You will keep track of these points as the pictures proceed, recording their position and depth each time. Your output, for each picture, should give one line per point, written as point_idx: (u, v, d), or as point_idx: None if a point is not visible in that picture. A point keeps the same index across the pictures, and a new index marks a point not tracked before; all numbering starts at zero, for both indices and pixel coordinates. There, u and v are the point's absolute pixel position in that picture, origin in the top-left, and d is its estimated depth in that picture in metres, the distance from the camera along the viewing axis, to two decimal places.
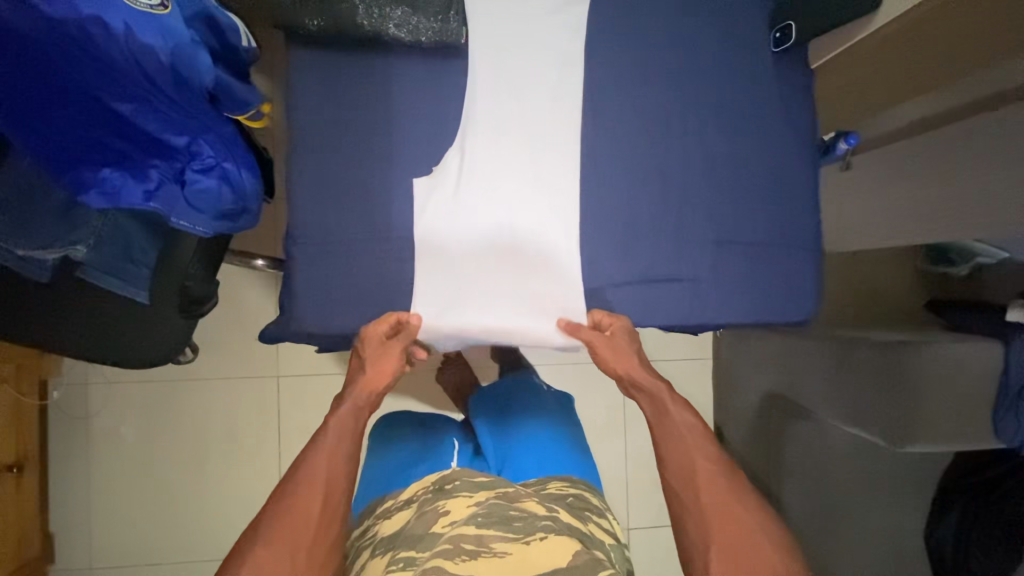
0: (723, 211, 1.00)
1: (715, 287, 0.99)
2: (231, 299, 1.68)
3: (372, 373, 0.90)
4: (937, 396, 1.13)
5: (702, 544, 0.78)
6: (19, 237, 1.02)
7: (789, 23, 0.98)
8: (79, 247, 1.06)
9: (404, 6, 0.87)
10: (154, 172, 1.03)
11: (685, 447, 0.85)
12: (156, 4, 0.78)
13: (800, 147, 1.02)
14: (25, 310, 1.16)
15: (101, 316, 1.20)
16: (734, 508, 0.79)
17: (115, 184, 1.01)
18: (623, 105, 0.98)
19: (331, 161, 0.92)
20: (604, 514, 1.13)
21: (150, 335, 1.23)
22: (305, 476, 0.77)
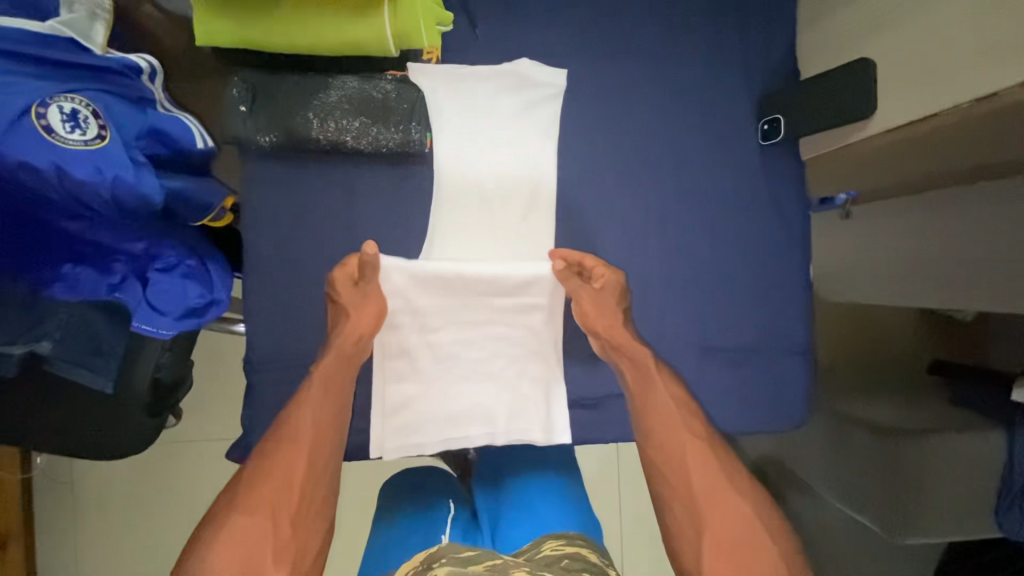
0: (708, 312, 0.95)
1: (701, 397, 0.93)
2: (215, 361, 1.66)
3: (350, 324, 0.82)
4: (934, 486, 1.09)
5: (688, 516, 0.71)
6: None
7: (777, 117, 0.92)
8: (44, 342, 1.03)
9: (363, 117, 0.83)
10: (118, 267, 1.01)
11: (671, 411, 0.80)
12: (92, 138, 0.72)
13: (791, 239, 0.96)
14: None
15: (69, 409, 1.16)
16: (720, 480, 0.73)
17: (78, 278, 1.00)
18: (600, 206, 0.93)
19: (290, 278, 0.86)
20: (608, 571, 0.96)
21: (119, 425, 1.18)
22: (287, 437, 0.73)
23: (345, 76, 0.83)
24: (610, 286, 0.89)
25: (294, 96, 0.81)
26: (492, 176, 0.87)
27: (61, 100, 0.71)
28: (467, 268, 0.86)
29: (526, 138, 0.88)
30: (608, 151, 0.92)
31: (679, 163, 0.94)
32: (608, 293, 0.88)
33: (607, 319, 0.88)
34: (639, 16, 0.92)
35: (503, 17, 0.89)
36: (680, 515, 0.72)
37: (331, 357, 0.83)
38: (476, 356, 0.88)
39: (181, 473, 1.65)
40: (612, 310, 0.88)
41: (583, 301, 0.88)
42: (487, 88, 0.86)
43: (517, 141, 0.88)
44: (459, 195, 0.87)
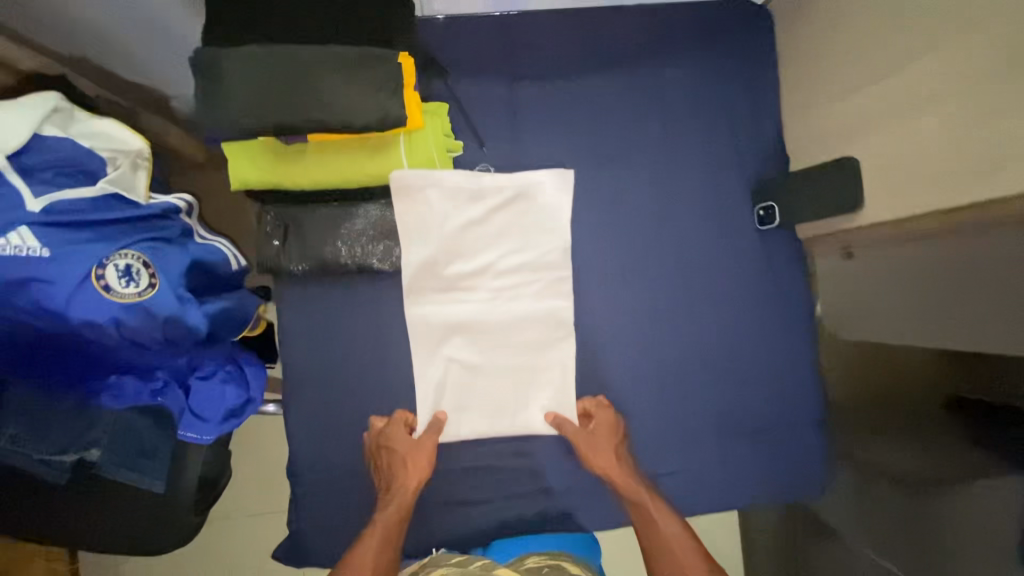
0: (720, 396, 0.97)
1: (708, 479, 0.97)
2: (247, 443, 1.70)
3: (399, 481, 0.88)
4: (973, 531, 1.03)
5: None
6: (38, 443, 1.08)
7: (772, 205, 0.96)
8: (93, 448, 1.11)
9: (386, 241, 0.89)
10: (160, 374, 1.03)
11: (682, 542, 0.81)
12: (145, 288, 0.79)
13: (798, 320, 1.00)
14: (49, 512, 1.20)
15: (118, 513, 1.22)
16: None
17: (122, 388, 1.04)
18: (633, 290, 0.97)
19: (327, 389, 0.93)
20: None
21: (163, 522, 1.24)
22: None
23: (367, 205, 0.89)
24: (608, 433, 0.93)
25: (321, 227, 0.89)
26: (498, 261, 0.91)
27: (115, 258, 0.77)
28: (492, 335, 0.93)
29: (548, 238, 0.91)
30: (615, 247, 0.97)
31: (682, 256, 0.98)
32: (605, 439, 0.92)
33: (594, 465, 0.91)
34: (631, 120, 0.98)
35: (508, 135, 0.96)
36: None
37: (385, 514, 0.85)
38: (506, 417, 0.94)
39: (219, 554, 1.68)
40: (601, 454, 0.91)
41: (604, 437, 0.92)
42: (480, 204, 0.89)
43: (540, 242, 0.91)
44: (471, 278, 0.91)
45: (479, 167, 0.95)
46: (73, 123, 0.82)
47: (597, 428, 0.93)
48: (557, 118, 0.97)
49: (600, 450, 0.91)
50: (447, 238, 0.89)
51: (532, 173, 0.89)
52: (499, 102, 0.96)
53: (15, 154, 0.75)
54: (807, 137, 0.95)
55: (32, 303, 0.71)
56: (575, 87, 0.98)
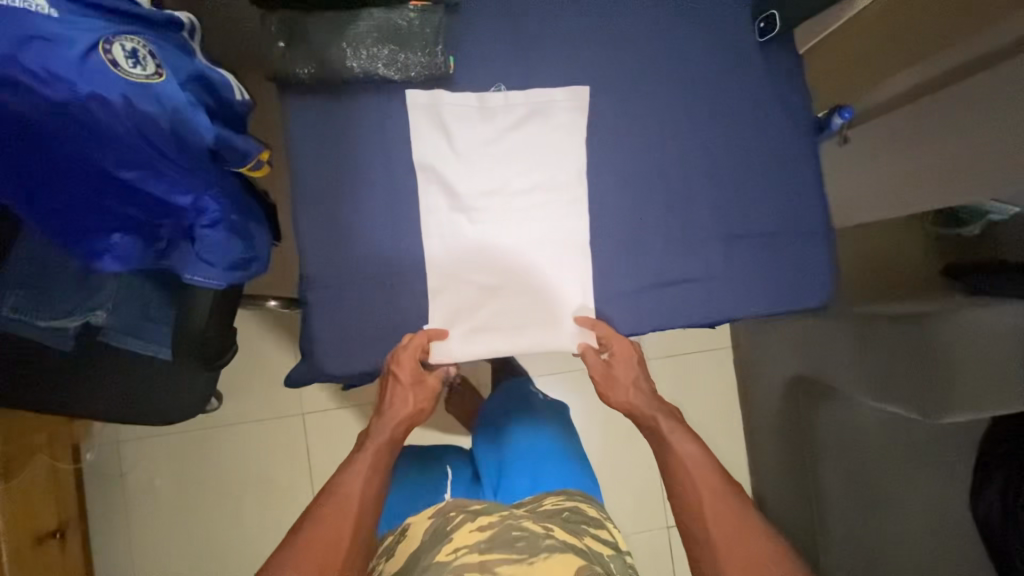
0: (726, 208, 0.98)
1: (718, 289, 0.98)
2: (250, 344, 1.69)
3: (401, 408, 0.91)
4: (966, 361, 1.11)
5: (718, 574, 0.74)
6: (40, 309, 1.07)
7: (772, 13, 0.96)
8: (98, 312, 1.12)
9: (391, 45, 0.89)
10: (165, 232, 1.03)
11: (699, 462, 0.83)
12: (152, 74, 0.79)
13: (798, 136, 1.00)
14: (51, 381, 1.18)
15: (125, 380, 1.23)
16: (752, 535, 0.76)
17: (125, 248, 1.00)
18: (637, 103, 0.98)
19: (335, 206, 0.93)
20: (604, 525, 1.06)
21: (170, 391, 1.26)
22: (336, 498, 0.79)
23: (370, 8, 0.88)
24: (628, 358, 0.95)
25: (325, 31, 0.88)
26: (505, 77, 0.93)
27: (122, 39, 0.77)
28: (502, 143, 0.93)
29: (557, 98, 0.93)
30: (618, 63, 0.97)
31: (684, 71, 0.98)
32: (623, 366, 0.94)
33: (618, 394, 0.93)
34: None
35: None
36: (706, 552, 0.77)
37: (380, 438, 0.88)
38: (522, 224, 0.94)
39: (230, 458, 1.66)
40: (622, 383, 0.93)
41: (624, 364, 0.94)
42: (500, 123, 0.93)
43: (556, 155, 0.94)
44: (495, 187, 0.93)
45: (491, 86, 0.95)
46: None
47: (617, 357, 0.94)
48: None
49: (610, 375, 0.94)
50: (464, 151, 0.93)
51: (548, 91, 0.93)
52: None
53: None
54: None
55: (41, 66, 0.70)
56: None
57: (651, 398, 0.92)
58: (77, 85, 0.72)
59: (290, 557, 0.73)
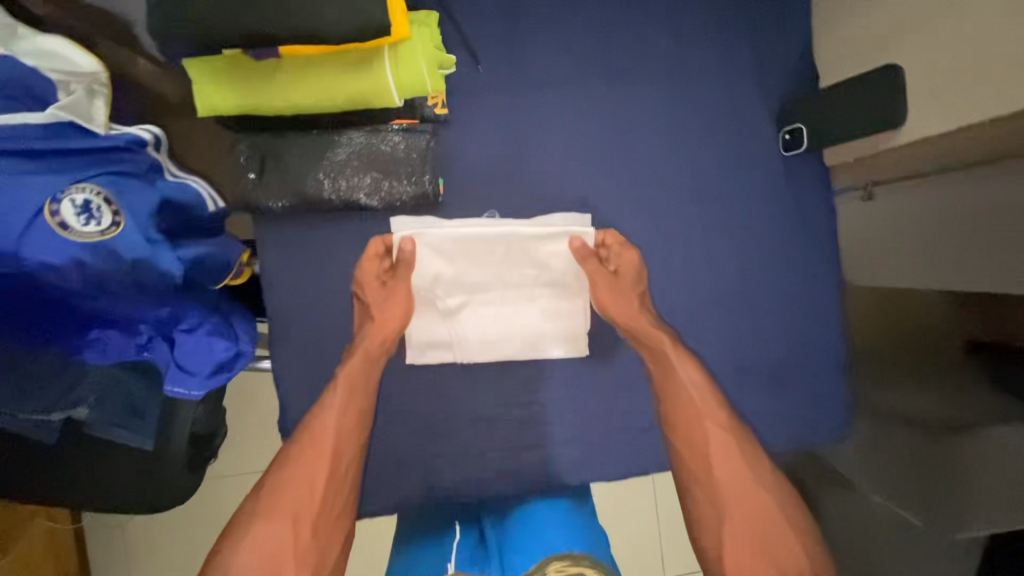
0: (738, 337, 0.91)
1: None
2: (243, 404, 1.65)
3: (377, 325, 0.81)
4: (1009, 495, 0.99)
5: (711, 505, 0.67)
6: (22, 403, 0.92)
7: (798, 127, 0.87)
8: (80, 407, 0.96)
9: (374, 173, 0.81)
10: (142, 327, 0.99)
11: (700, 402, 0.75)
12: (107, 227, 0.71)
13: (821, 256, 0.92)
14: (38, 472, 1.14)
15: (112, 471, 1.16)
16: (757, 489, 0.67)
17: (104, 343, 0.97)
18: (645, 223, 0.89)
19: (315, 342, 0.86)
20: None
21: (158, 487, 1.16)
22: (309, 441, 0.71)
23: (350, 131, 0.81)
24: (630, 273, 0.85)
25: (300, 159, 0.80)
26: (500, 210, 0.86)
27: (72, 193, 0.69)
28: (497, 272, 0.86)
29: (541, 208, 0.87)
30: (625, 179, 0.89)
31: (698, 186, 0.90)
32: (629, 280, 0.84)
33: (614, 312, 0.84)
34: (643, 33, 0.87)
35: (506, 51, 0.85)
36: (703, 497, 0.68)
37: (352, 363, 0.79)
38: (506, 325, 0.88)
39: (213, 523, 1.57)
40: (621, 301, 0.83)
41: (626, 282, 0.84)
42: (496, 249, 0.84)
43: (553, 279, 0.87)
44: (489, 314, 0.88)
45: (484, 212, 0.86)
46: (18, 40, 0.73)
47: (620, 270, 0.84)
48: (561, 31, 0.86)
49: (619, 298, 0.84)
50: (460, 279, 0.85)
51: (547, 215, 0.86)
52: (494, 14, 0.85)
53: None
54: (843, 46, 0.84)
55: None
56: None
57: (654, 326, 0.82)
58: (19, 258, 0.65)
59: (263, 500, 0.66)
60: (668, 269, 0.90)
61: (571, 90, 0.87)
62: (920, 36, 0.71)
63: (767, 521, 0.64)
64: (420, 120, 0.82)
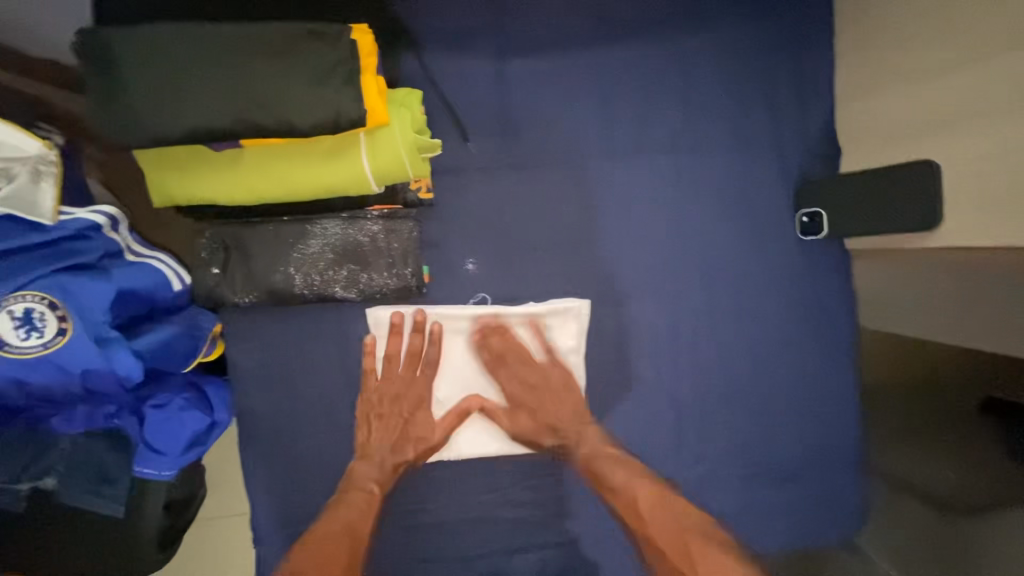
0: (746, 432, 0.84)
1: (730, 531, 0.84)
2: None
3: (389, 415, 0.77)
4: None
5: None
6: None
7: (817, 211, 0.79)
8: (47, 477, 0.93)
9: (350, 265, 0.73)
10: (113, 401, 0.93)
11: (617, 466, 0.75)
12: (52, 337, 0.65)
13: (839, 346, 0.85)
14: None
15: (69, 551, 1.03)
16: (661, 509, 0.70)
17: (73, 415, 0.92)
18: (648, 310, 0.82)
19: (288, 441, 0.79)
20: None
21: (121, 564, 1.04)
22: (319, 539, 0.68)
23: (325, 219, 0.73)
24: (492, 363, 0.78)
25: (269, 251, 0.72)
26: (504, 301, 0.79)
27: (13, 302, 0.63)
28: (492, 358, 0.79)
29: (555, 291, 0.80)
30: (627, 262, 0.81)
31: (705, 272, 0.82)
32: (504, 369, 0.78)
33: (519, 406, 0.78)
34: (648, 106, 0.80)
35: (498, 127, 0.78)
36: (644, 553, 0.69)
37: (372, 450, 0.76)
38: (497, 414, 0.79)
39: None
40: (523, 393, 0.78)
41: (514, 371, 0.78)
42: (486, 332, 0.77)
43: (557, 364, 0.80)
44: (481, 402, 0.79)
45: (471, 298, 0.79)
46: None
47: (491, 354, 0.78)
48: (560, 104, 0.78)
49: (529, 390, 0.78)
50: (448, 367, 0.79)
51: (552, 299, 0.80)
52: (486, 87, 0.77)
53: None
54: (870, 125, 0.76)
55: None
56: (582, 66, 0.78)
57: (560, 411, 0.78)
58: None
59: None
60: (671, 360, 0.83)
61: (570, 168, 0.79)
62: (958, 132, 0.63)
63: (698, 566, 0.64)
64: (403, 206, 0.75)
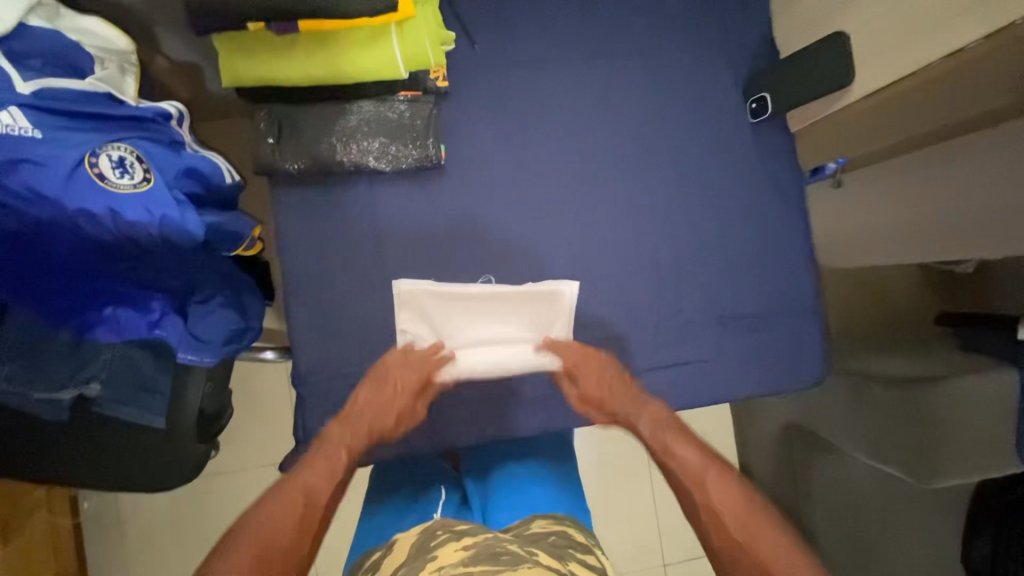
0: (719, 287, 0.99)
1: (711, 372, 0.97)
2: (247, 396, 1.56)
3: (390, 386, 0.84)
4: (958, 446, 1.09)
5: (719, 518, 0.66)
6: (32, 380, 0.99)
7: (763, 95, 0.97)
8: (92, 383, 1.03)
9: (382, 138, 0.89)
10: (156, 303, 1.01)
11: (679, 439, 0.76)
12: (140, 181, 0.78)
13: (792, 214, 1.01)
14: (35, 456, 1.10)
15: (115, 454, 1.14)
16: (719, 476, 0.70)
17: (119, 320, 1.00)
18: (631, 184, 0.98)
19: (326, 298, 0.91)
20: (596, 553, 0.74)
21: (162, 464, 1.15)
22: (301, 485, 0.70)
23: (361, 102, 0.89)
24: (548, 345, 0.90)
25: (314, 125, 0.88)
26: (506, 171, 0.95)
27: (108, 149, 0.76)
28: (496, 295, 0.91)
29: (545, 167, 0.96)
30: (610, 143, 0.97)
31: (676, 152, 0.98)
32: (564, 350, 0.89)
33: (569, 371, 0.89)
34: (621, 16, 0.98)
35: (499, 32, 0.95)
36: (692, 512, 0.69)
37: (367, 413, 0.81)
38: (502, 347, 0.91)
39: (208, 513, 1.54)
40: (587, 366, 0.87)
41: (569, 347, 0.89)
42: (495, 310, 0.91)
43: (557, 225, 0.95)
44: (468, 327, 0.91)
45: (482, 173, 0.94)
46: (58, 18, 0.80)
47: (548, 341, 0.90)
48: (549, 13, 0.96)
49: (578, 368, 0.88)
50: (457, 331, 0.91)
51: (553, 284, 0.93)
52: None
53: (3, 39, 0.73)
54: (798, 22, 0.95)
55: (25, 187, 0.69)
56: None
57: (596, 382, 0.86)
58: (61, 205, 0.72)
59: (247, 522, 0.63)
60: (652, 224, 0.98)
61: (561, 64, 0.96)
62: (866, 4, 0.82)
63: (741, 527, 0.64)
64: (424, 92, 0.90)
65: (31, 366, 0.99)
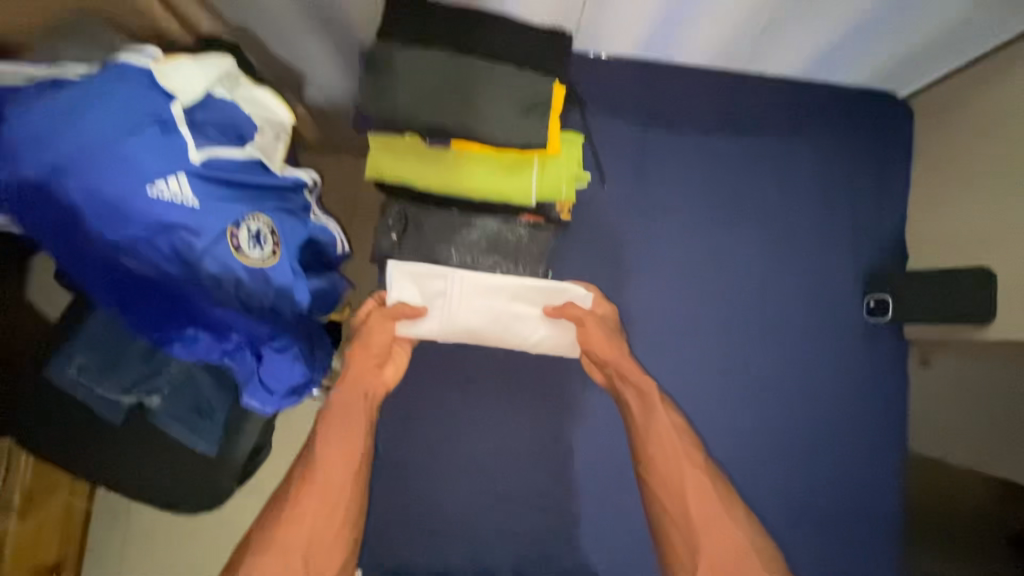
0: (793, 477, 0.94)
1: None
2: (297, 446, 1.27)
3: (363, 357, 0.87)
4: None
5: (678, 517, 0.76)
6: (102, 376, 0.92)
7: (884, 298, 0.94)
8: (154, 395, 0.95)
9: (496, 257, 0.91)
10: (235, 335, 0.85)
11: (671, 436, 0.82)
12: (268, 254, 0.82)
13: (888, 421, 0.97)
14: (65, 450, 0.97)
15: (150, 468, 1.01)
16: (702, 483, 0.78)
17: (196, 345, 0.85)
18: (724, 350, 0.96)
19: None
20: None
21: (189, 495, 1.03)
22: (319, 483, 0.79)
23: (485, 218, 0.92)
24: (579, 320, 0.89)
25: (437, 230, 0.91)
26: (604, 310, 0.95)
27: (249, 220, 0.80)
28: (492, 279, 0.88)
29: (642, 314, 0.95)
30: (711, 306, 0.96)
31: (778, 330, 0.97)
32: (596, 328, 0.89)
33: (598, 353, 0.89)
34: (752, 186, 0.98)
35: (630, 176, 0.97)
36: (669, 511, 0.78)
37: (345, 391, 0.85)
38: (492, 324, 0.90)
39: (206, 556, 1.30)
40: (606, 345, 0.88)
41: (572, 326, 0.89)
42: (497, 300, 0.89)
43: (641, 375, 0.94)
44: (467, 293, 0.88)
45: None
46: (237, 87, 0.86)
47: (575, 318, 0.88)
48: (682, 170, 0.98)
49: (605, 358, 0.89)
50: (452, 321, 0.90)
51: (561, 288, 0.88)
52: (628, 146, 0.97)
53: (190, 107, 0.79)
54: (935, 235, 0.93)
55: (172, 249, 0.74)
56: (704, 145, 0.98)
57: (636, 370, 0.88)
58: (195, 268, 0.76)
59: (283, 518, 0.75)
60: (736, 396, 0.96)
61: (682, 221, 0.97)
62: (1012, 250, 0.79)
63: (707, 519, 0.74)
64: (546, 220, 0.92)
65: (105, 361, 0.92)
